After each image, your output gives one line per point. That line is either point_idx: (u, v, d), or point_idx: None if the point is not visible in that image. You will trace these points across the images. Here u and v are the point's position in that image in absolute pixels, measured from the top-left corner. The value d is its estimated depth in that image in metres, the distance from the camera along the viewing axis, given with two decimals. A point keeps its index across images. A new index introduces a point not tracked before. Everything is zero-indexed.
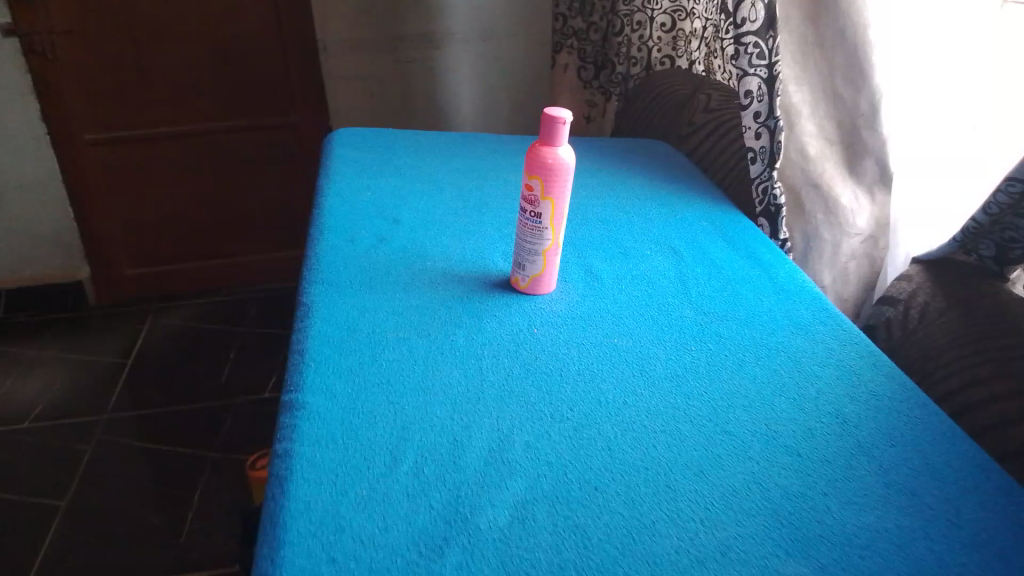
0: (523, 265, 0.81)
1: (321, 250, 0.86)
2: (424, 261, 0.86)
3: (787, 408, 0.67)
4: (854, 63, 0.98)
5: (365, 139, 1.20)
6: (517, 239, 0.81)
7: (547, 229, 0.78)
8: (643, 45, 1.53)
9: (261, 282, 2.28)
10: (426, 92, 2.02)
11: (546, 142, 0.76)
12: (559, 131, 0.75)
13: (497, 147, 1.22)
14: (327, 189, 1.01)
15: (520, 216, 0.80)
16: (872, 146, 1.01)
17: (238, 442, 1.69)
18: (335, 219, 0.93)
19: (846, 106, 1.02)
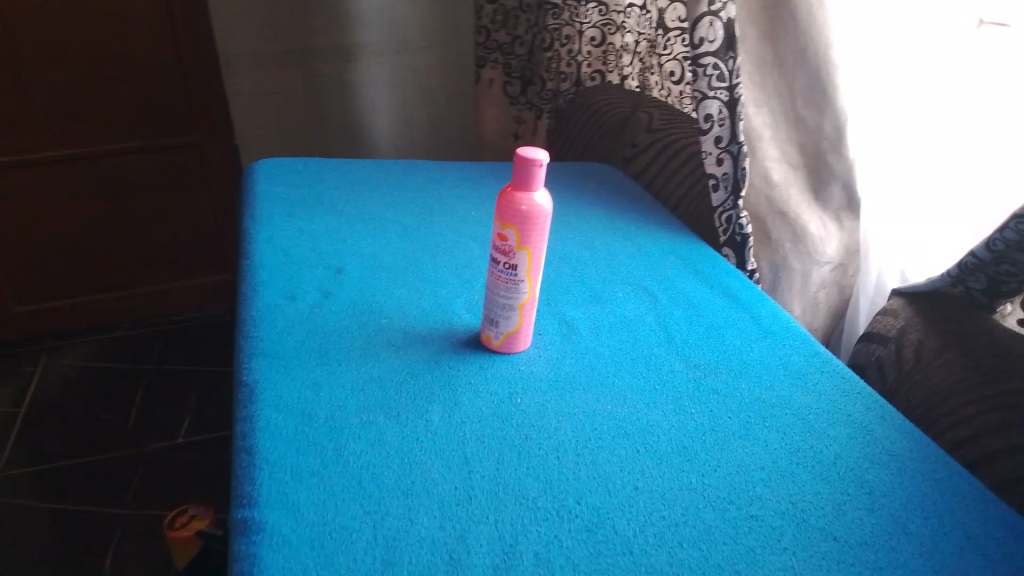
0: (495, 322, 0.72)
1: (258, 312, 0.74)
2: (378, 318, 0.76)
3: (809, 483, 0.61)
4: (816, 85, 0.92)
5: (288, 173, 1.07)
6: (488, 293, 0.71)
7: (523, 283, 0.69)
8: (572, 59, 1.42)
9: (162, 317, 2.08)
10: (341, 108, 1.91)
11: (520, 187, 0.67)
12: (536, 173, 0.66)
13: (437, 176, 1.12)
14: (255, 236, 0.88)
15: (492, 266, 0.70)
16: (839, 170, 0.96)
17: (153, 496, 1.52)
18: (269, 273, 0.81)
19: (809, 128, 0.96)
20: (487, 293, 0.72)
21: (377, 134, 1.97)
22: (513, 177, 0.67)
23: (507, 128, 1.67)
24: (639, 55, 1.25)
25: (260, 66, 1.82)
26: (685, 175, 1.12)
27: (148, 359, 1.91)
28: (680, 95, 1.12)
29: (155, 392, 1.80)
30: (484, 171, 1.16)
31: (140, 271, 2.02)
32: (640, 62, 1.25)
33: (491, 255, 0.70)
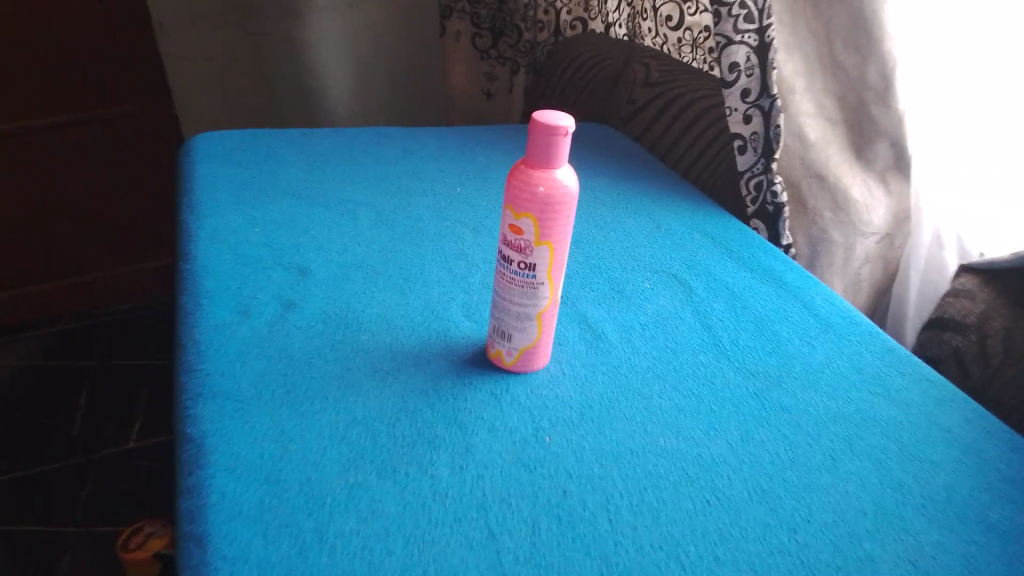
0: (507, 336, 0.57)
1: (205, 336, 0.58)
2: (356, 334, 0.60)
3: (925, 529, 0.48)
4: (859, 25, 0.80)
5: (235, 149, 0.91)
6: (496, 300, 0.56)
7: (543, 286, 0.54)
8: (551, 6, 1.25)
9: (106, 306, 1.88)
10: (292, 72, 1.71)
11: (538, 165, 0.52)
12: (559, 147, 0.51)
13: (412, 146, 0.96)
14: (197, 232, 0.72)
15: (501, 267, 0.55)
16: (885, 125, 0.83)
17: (105, 514, 1.35)
18: (215, 282, 0.65)
19: (850, 78, 0.83)
20: (494, 301, 0.57)
21: (330, 96, 1.77)
22: (528, 153, 0.52)
23: (478, 86, 1.48)
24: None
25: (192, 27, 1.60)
26: (696, 135, 0.98)
27: (91, 354, 1.72)
28: (681, 44, 0.99)
29: (100, 392, 1.62)
30: (466, 139, 1.00)
31: (77, 257, 1.82)
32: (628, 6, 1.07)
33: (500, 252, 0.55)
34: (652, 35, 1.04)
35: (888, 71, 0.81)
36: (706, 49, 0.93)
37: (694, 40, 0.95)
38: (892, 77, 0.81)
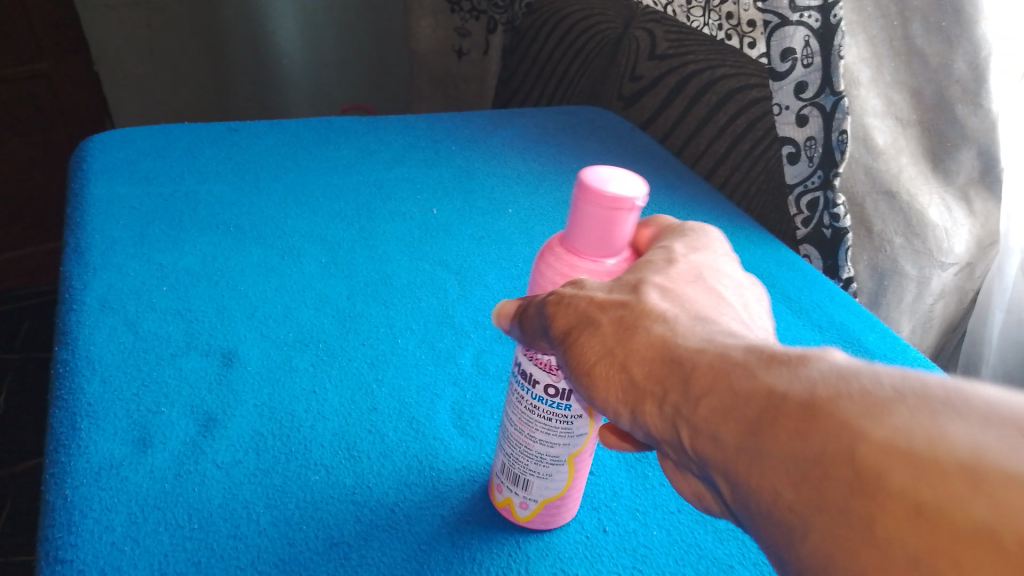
0: (520, 483, 0.38)
1: (81, 499, 0.40)
2: (303, 473, 0.42)
3: None
4: (943, 3, 0.61)
5: (136, 162, 0.69)
6: (507, 431, 0.38)
7: (582, 422, 0.35)
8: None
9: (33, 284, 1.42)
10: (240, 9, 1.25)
11: (582, 254, 0.33)
12: (619, 229, 0.32)
13: (369, 145, 0.75)
14: (80, 300, 0.53)
15: (515, 388, 0.36)
16: (975, 129, 0.66)
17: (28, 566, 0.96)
18: (100, 390, 0.46)
19: (930, 68, 0.64)
20: (503, 430, 0.38)
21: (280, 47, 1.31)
22: (566, 230, 0.33)
23: (448, 41, 1.12)
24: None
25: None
26: (721, 125, 0.79)
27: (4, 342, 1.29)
28: (689, 5, 0.78)
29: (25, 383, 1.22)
30: (437, 135, 0.78)
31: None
32: None
33: (517, 367, 0.36)
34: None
35: (981, 60, 0.63)
36: (722, 14, 0.75)
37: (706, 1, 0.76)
38: (984, 67, 0.63)
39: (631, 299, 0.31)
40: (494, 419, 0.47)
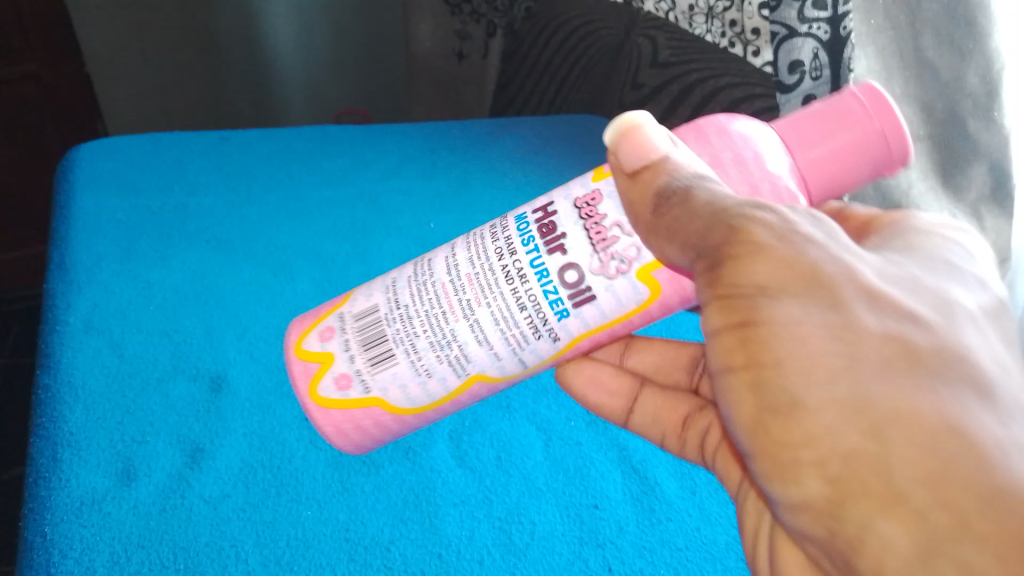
0: (382, 354, 0.40)
1: (68, 537, 0.42)
2: (294, 509, 0.45)
3: None
4: (957, 14, 0.56)
5: (120, 171, 0.67)
6: (434, 299, 0.39)
7: (542, 344, 0.38)
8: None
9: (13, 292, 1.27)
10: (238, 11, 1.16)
11: (800, 162, 0.37)
12: (858, 173, 0.37)
13: (365, 155, 0.72)
14: (64, 321, 0.54)
15: (517, 253, 0.37)
16: (986, 144, 0.61)
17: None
18: (83, 418, 0.48)
19: (941, 82, 0.60)
20: (426, 300, 0.39)
21: (276, 49, 1.22)
22: (795, 124, 0.38)
23: (447, 45, 1.04)
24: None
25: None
26: None
27: None
28: (693, 11, 0.75)
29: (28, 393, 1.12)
30: (434, 144, 0.75)
31: None
32: None
33: (559, 230, 0.37)
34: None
35: (994, 73, 0.58)
36: (726, 21, 0.71)
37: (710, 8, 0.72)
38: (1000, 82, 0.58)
39: (880, 274, 0.32)
40: (492, 449, 0.49)
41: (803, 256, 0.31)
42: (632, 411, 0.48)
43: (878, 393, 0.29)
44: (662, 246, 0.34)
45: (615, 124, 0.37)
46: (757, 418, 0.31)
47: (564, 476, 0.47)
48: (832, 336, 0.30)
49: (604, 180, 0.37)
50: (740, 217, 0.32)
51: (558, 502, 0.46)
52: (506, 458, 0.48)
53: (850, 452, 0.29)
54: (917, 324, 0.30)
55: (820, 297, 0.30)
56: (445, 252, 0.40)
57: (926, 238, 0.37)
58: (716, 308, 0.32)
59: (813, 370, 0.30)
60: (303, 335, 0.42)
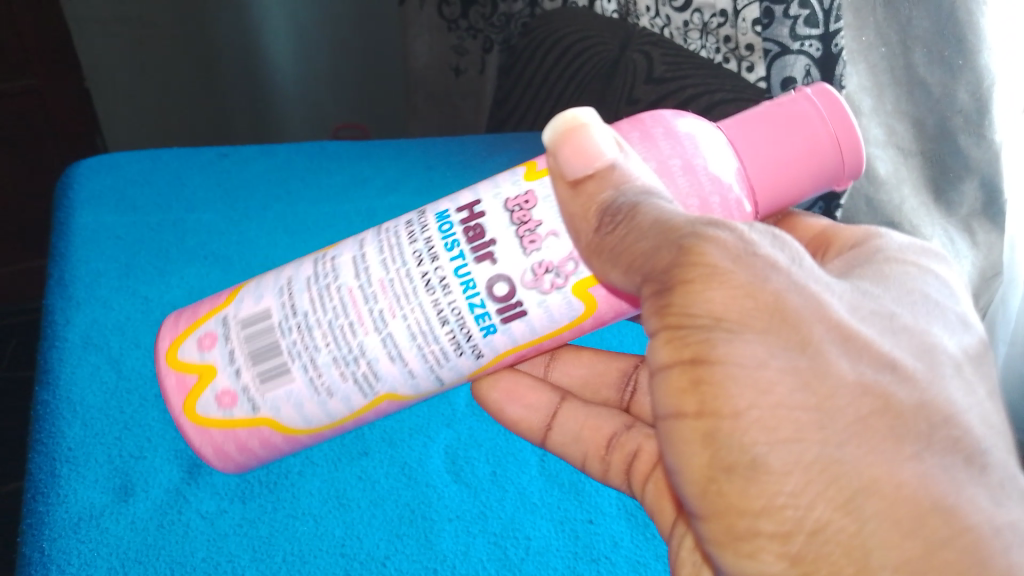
0: (275, 367, 0.39)
1: (66, 553, 0.42)
2: (291, 524, 0.45)
3: None
4: (945, 32, 0.56)
5: (121, 187, 0.68)
6: (339, 308, 0.38)
7: (462, 359, 0.38)
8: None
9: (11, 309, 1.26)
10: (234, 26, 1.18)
11: (750, 170, 0.38)
12: (812, 179, 0.39)
13: (363, 171, 0.73)
14: (63, 336, 0.54)
15: (439, 260, 0.37)
16: (976, 162, 0.61)
17: None
18: (81, 434, 0.48)
19: (932, 101, 0.60)
20: (328, 308, 0.38)
21: (274, 63, 1.24)
22: (747, 123, 0.39)
23: (444, 59, 1.05)
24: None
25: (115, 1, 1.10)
26: None
27: None
28: (687, 27, 0.75)
29: None
30: (431, 161, 0.75)
31: None
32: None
33: (487, 236, 0.37)
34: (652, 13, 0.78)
35: (984, 90, 0.57)
36: (720, 36, 0.72)
37: (704, 24, 0.72)
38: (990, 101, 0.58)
39: (853, 311, 0.31)
40: (488, 464, 0.49)
41: (767, 285, 0.30)
42: (549, 429, 0.47)
43: (852, 454, 0.28)
44: (608, 270, 0.34)
45: (560, 121, 0.36)
46: (711, 474, 0.30)
47: (559, 491, 0.48)
48: (800, 386, 0.29)
49: (537, 181, 0.37)
50: (692, 243, 0.31)
51: (552, 517, 0.46)
52: (500, 472, 0.49)
53: (819, 519, 0.29)
54: (893, 373, 0.30)
55: (789, 338, 0.30)
56: (350, 253, 0.39)
57: (899, 265, 0.36)
58: (665, 337, 0.31)
59: (777, 426, 0.29)
60: (188, 342, 0.41)
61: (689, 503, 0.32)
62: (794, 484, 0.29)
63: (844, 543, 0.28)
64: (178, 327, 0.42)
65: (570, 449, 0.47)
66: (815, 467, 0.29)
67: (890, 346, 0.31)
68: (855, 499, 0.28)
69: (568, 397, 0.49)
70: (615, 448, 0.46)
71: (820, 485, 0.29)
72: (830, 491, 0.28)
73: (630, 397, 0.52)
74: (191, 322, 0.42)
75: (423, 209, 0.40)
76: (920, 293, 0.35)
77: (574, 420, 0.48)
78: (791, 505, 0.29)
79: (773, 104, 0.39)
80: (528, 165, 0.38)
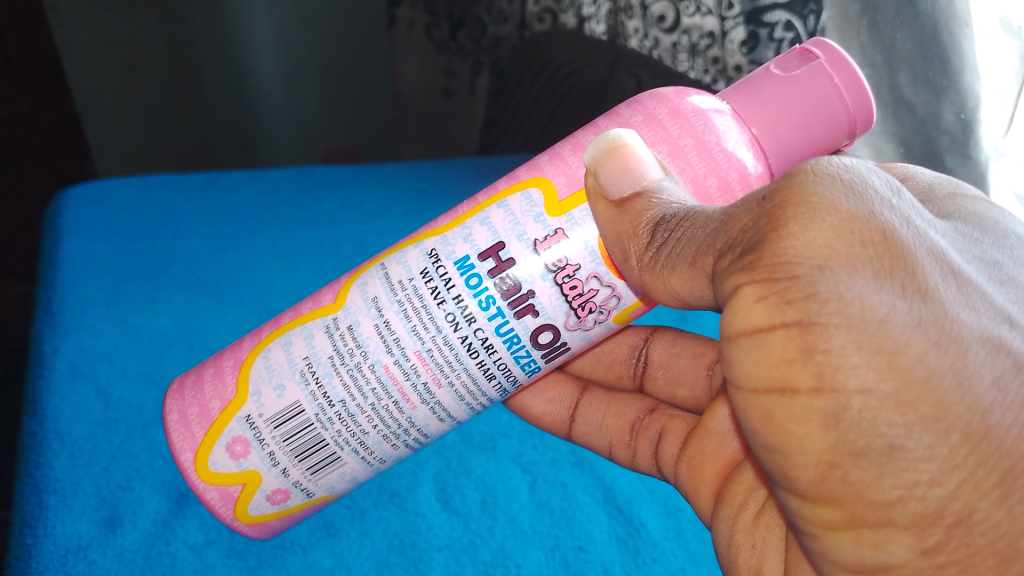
0: (324, 456, 0.39)
1: None
2: (279, 555, 0.45)
3: None
4: (930, 53, 0.53)
5: (109, 216, 0.67)
6: (379, 391, 0.37)
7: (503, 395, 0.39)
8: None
9: None
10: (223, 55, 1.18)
11: (757, 130, 0.35)
12: (828, 139, 0.35)
13: (356, 196, 0.73)
14: (50, 366, 0.54)
15: (477, 321, 0.35)
16: (964, 180, 0.57)
17: None
18: (68, 465, 0.48)
19: (918, 121, 0.57)
20: (367, 392, 0.37)
21: (263, 86, 1.24)
22: (763, 106, 0.35)
23: (433, 82, 1.05)
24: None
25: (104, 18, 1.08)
26: None
27: None
28: (676, 49, 0.73)
29: None
30: (431, 185, 0.75)
31: None
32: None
33: (523, 288, 0.35)
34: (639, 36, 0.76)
35: (970, 111, 0.54)
36: (708, 59, 0.70)
37: (693, 45, 0.70)
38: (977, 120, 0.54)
39: (958, 250, 0.30)
40: (477, 492, 0.49)
41: (872, 219, 0.27)
42: (574, 420, 0.49)
43: (999, 424, 0.26)
44: (669, 277, 0.32)
45: (604, 139, 0.33)
46: (832, 460, 0.27)
47: (550, 519, 0.48)
48: (932, 344, 0.26)
49: (564, 217, 0.35)
50: (782, 189, 0.28)
51: (543, 545, 0.46)
52: (490, 500, 0.48)
53: (961, 508, 0.26)
54: (1013, 328, 0.28)
55: (906, 285, 0.26)
56: (369, 322, 0.37)
57: (974, 203, 0.34)
58: (754, 295, 0.27)
59: (915, 403, 0.26)
60: (214, 451, 0.39)
61: (798, 488, 0.28)
62: (937, 468, 0.26)
63: (988, 533, 0.26)
64: (192, 433, 0.39)
65: (595, 437, 0.49)
66: (961, 449, 0.26)
67: (1002, 299, 0.29)
68: (1005, 481, 0.26)
69: (589, 388, 0.51)
70: (639, 432, 0.48)
71: (968, 466, 0.26)
72: (979, 469, 0.26)
73: (642, 373, 0.51)
74: (206, 426, 0.39)
75: (434, 252, 0.36)
76: (1013, 233, 0.33)
77: (596, 409, 0.50)
78: (932, 492, 0.26)
79: (788, 84, 0.35)
80: (547, 191, 0.35)
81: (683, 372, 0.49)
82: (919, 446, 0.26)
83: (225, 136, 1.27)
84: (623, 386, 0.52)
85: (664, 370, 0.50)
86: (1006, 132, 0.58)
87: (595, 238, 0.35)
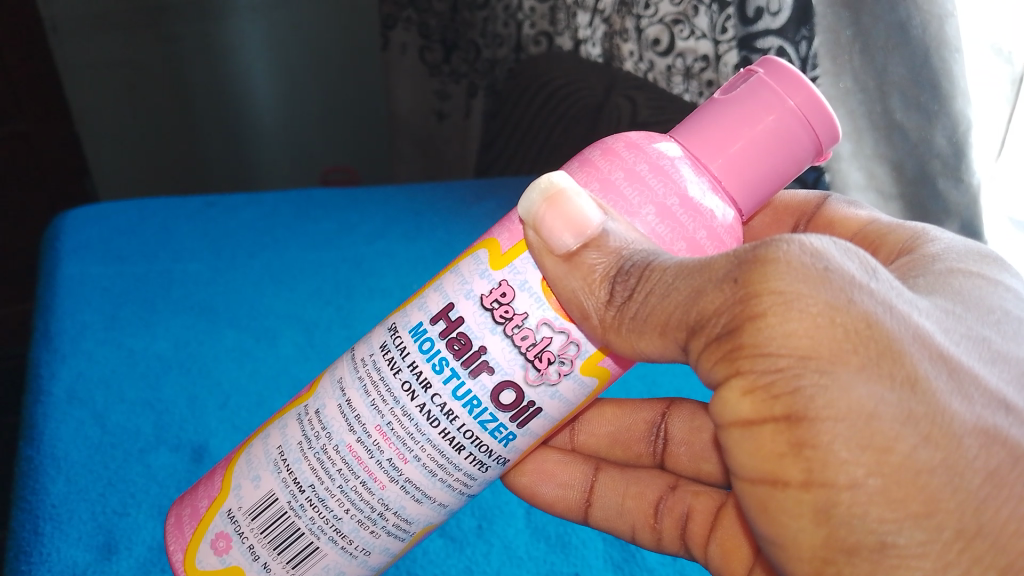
0: (302, 548, 0.35)
1: None
2: None
3: None
4: (921, 78, 0.53)
5: (104, 239, 0.68)
6: (346, 472, 0.34)
7: (489, 470, 0.35)
8: (510, 17, 0.93)
9: None
10: (215, 79, 1.19)
11: (717, 170, 0.32)
12: (786, 163, 0.32)
13: (351, 220, 0.73)
14: (48, 392, 0.54)
15: (433, 386, 0.32)
16: (956, 204, 0.57)
17: None
18: (65, 490, 0.48)
19: (910, 144, 0.57)
20: (334, 474, 0.34)
21: (259, 107, 1.25)
22: (725, 141, 0.32)
23: (427, 104, 1.06)
24: (600, 11, 0.81)
25: (108, 38, 1.09)
26: None
27: None
28: (670, 71, 0.73)
29: None
30: (424, 210, 0.75)
31: None
32: (605, 21, 0.81)
33: (475, 345, 0.32)
34: (635, 58, 0.77)
35: (962, 136, 0.54)
36: (703, 81, 0.70)
37: (687, 68, 0.71)
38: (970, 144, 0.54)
39: (943, 329, 0.28)
40: (473, 518, 0.49)
41: (852, 306, 0.26)
42: (590, 505, 0.46)
43: (993, 521, 0.26)
44: (636, 340, 0.31)
45: (536, 188, 0.31)
46: (826, 555, 0.27)
47: (545, 544, 0.48)
48: (922, 439, 0.25)
49: (508, 268, 0.32)
50: (749, 271, 0.27)
51: (539, 571, 0.46)
52: (487, 526, 0.49)
53: None
54: (1009, 414, 0.27)
55: (894, 375, 0.26)
56: (334, 403, 0.34)
57: (968, 280, 0.32)
58: (742, 388, 0.27)
59: (905, 500, 0.25)
60: (200, 548, 0.36)
61: None
62: (929, 565, 0.26)
63: None
64: (182, 533, 0.37)
65: (615, 522, 0.46)
66: (954, 546, 0.26)
67: (996, 381, 0.27)
68: None
69: (603, 467, 0.48)
70: (664, 513, 0.45)
71: (961, 563, 0.26)
72: (974, 567, 0.26)
73: (662, 450, 0.48)
74: (196, 525, 0.37)
75: (393, 326, 0.34)
76: (1002, 309, 0.31)
77: (614, 491, 0.47)
78: None
79: (751, 116, 0.31)
80: (490, 247, 0.33)
81: (706, 447, 0.46)
82: (910, 543, 0.26)
83: (214, 154, 1.26)
84: (642, 463, 0.49)
85: (687, 446, 0.47)
86: (998, 156, 0.58)
87: (538, 282, 0.32)
